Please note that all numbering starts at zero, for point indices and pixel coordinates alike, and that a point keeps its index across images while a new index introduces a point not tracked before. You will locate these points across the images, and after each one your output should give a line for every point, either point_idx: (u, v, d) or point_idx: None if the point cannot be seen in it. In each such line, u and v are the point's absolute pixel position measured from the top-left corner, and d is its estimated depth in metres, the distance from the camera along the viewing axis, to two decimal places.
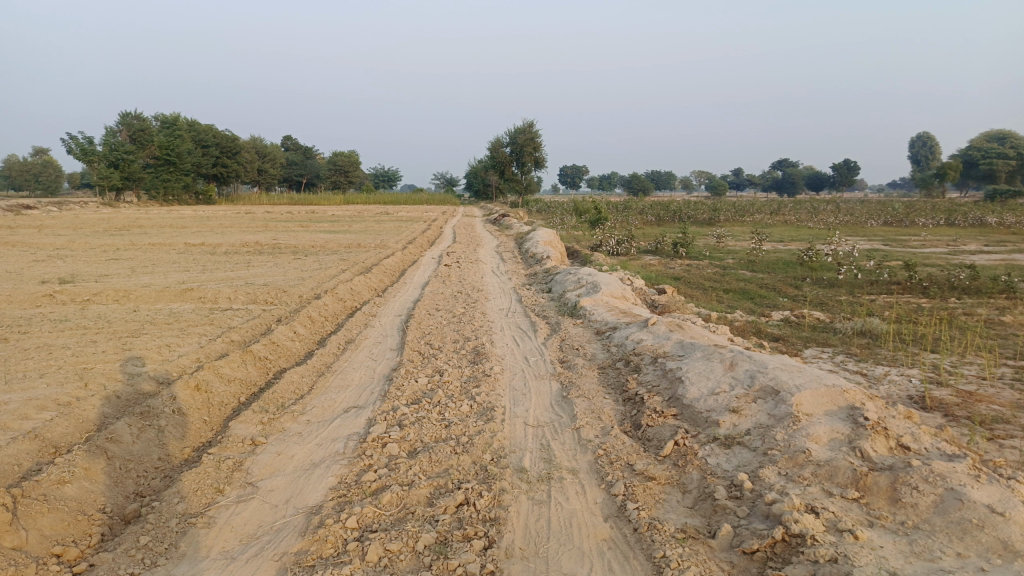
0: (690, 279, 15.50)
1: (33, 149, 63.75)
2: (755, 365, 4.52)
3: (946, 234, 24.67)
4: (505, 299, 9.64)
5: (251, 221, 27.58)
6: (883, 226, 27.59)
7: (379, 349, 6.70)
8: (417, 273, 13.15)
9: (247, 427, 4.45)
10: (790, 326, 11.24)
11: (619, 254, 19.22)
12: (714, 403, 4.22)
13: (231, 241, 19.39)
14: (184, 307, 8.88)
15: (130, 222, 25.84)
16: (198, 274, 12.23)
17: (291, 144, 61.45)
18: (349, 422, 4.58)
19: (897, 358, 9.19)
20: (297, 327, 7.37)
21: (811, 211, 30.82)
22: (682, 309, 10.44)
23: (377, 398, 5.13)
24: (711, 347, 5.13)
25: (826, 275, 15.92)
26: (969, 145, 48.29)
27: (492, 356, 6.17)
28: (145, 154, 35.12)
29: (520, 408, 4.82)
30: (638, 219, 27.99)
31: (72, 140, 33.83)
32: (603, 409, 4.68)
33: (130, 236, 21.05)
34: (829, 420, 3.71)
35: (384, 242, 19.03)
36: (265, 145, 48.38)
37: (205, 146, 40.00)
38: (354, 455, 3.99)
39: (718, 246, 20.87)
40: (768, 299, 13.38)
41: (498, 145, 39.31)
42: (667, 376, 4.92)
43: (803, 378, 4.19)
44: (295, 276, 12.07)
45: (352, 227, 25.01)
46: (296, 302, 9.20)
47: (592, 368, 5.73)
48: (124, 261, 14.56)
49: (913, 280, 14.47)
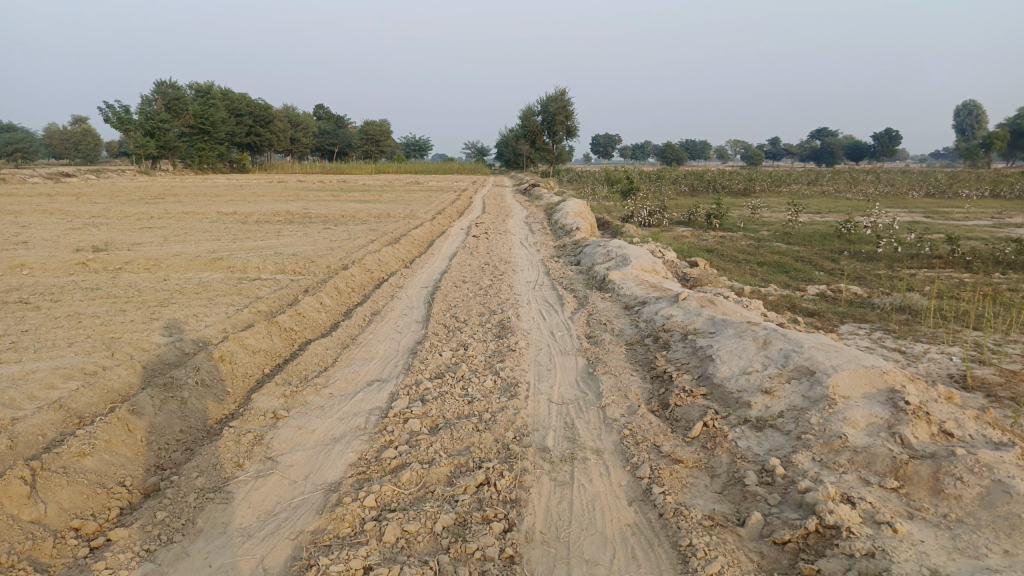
0: (724, 251, 15.18)
1: (73, 118, 64.86)
2: (789, 344, 4.35)
3: (991, 206, 23.84)
4: (533, 272, 9.52)
5: (283, 190, 27.72)
6: (925, 198, 26.76)
7: (404, 321, 6.65)
8: (445, 244, 13.07)
9: (270, 399, 4.43)
10: (825, 301, 10.93)
11: (651, 225, 18.93)
12: (746, 383, 4.07)
13: (262, 211, 19.50)
14: (213, 276, 8.91)
15: (165, 190, 26.09)
16: (229, 243, 12.28)
17: (323, 113, 61.51)
18: (372, 396, 4.52)
19: (938, 335, 8.89)
20: (323, 298, 7.34)
21: (849, 182, 30.00)
22: (714, 282, 10.21)
23: (401, 371, 5.07)
24: (744, 325, 4.96)
25: (864, 248, 15.49)
26: (1017, 114, 46.55)
27: (518, 330, 6.07)
28: (180, 123, 35.41)
29: (544, 385, 4.73)
30: (671, 190, 27.51)
31: (109, 109, 34.23)
32: (630, 386, 4.56)
33: (164, 204, 21.27)
34: (867, 404, 3.55)
35: (413, 212, 18.96)
36: (298, 114, 48.45)
37: (238, 115, 40.19)
38: (375, 430, 3.93)
39: (753, 218, 20.42)
40: (804, 272, 13.05)
41: (530, 114, 38.82)
42: (697, 354, 4.77)
43: (840, 359, 4.02)
44: (324, 246, 12.06)
45: (382, 197, 24.99)
46: (323, 272, 9.17)
47: (620, 344, 5.60)
48: (158, 230, 14.71)
49: (956, 254, 14.00)
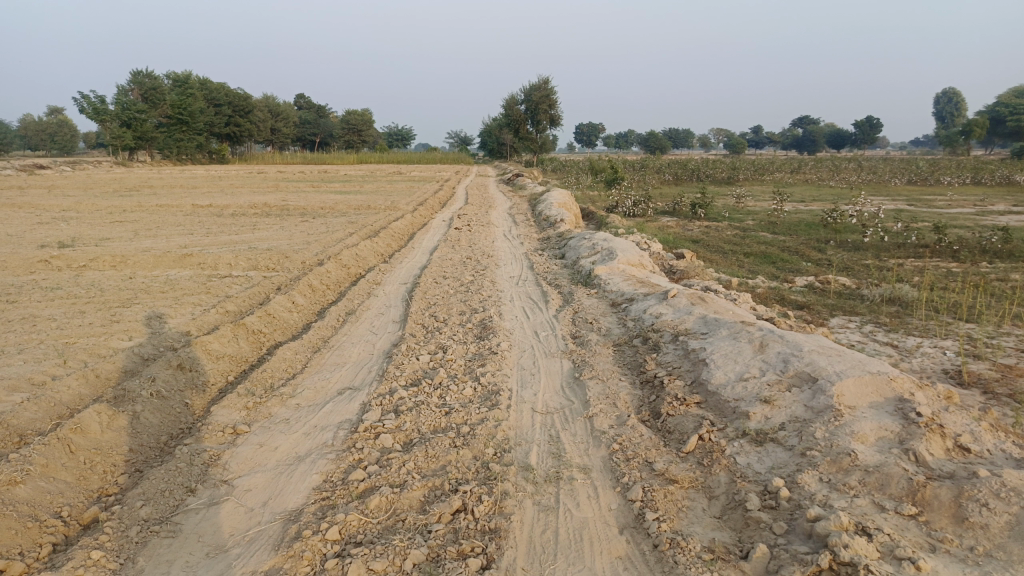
0: (709, 242, 14.92)
1: (51, 109, 63.70)
2: (788, 348, 4.09)
3: (974, 193, 23.81)
4: (516, 266, 9.21)
5: (263, 182, 27.20)
6: (908, 186, 26.69)
7: (381, 322, 6.32)
8: (426, 236, 12.74)
9: (231, 412, 4.10)
10: (814, 293, 10.70)
11: (635, 215, 18.69)
12: (743, 391, 3.79)
13: (239, 203, 18.99)
14: (182, 274, 8.52)
15: (142, 182, 25.51)
16: (202, 238, 11.87)
17: (305, 102, 60.66)
18: (341, 407, 4.20)
19: (931, 327, 8.69)
20: (296, 297, 6.99)
21: (832, 170, 29.92)
22: (702, 275, 9.94)
23: (374, 378, 4.75)
24: (739, 325, 4.69)
25: (851, 237, 15.32)
26: (997, 103, 46.77)
27: (499, 331, 5.76)
28: (158, 113, 34.67)
29: (527, 392, 4.43)
30: (656, 179, 27.26)
31: (84, 98, 33.54)
32: (619, 393, 4.27)
33: (138, 197, 20.72)
34: (875, 415, 3.29)
35: (394, 204, 18.54)
36: (279, 104, 47.75)
37: (217, 105, 39.41)
38: (343, 447, 3.62)
39: (738, 207, 20.20)
40: (791, 263, 12.85)
41: (513, 103, 38.41)
42: (689, 358, 4.48)
43: (843, 364, 3.75)
44: (300, 240, 11.65)
45: (363, 188, 24.56)
46: (298, 268, 8.81)
47: (607, 345, 5.31)
48: (129, 224, 14.21)
49: (943, 243, 13.85)
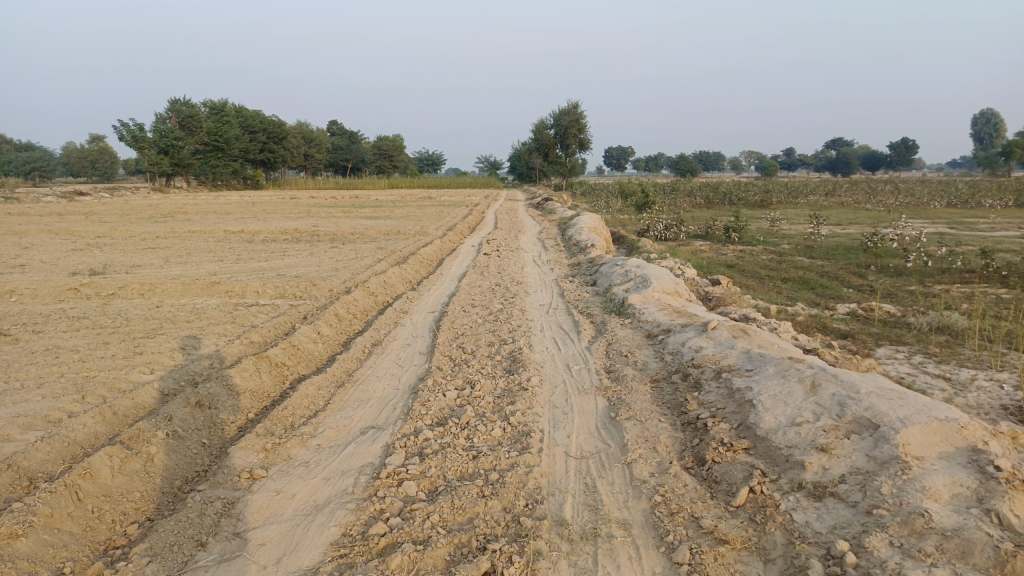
0: (744, 267, 14.54)
1: (93, 137, 65.68)
2: (843, 389, 3.77)
3: (1018, 216, 23.04)
4: (547, 294, 8.97)
5: (295, 207, 27.42)
6: (948, 208, 25.97)
7: (407, 354, 6.11)
8: (455, 262, 12.58)
9: (249, 454, 3.91)
10: (857, 321, 10.27)
11: (667, 239, 18.38)
12: (796, 437, 3.49)
13: (270, 229, 19.09)
14: (209, 302, 8.43)
15: (176, 208, 25.87)
16: (231, 265, 11.85)
17: (337, 129, 61.46)
18: (364, 448, 3.98)
19: (984, 359, 8.24)
20: (321, 327, 6.82)
21: (869, 192, 29.26)
22: (739, 302, 9.60)
23: (399, 416, 4.52)
24: (786, 362, 4.39)
25: (892, 262, 14.83)
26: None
27: (530, 365, 5.50)
28: (194, 141, 35.32)
29: (560, 433, 4.17)
30: (687, 202, 26.90)
31: (123, 126, 34.33)
32: (659, 436, 3.99)
33: (172, 223, 20.96)
34: (947, 468, 2.98)
35: (424, 229, 18.49)
36: (312, 130, 48.49)
37: (252, 132, 39.97)
38: (364, 496, 3.39)
39: (772, 231, 19.77)
40: (831, 289, 12.43)
41: (543, 128, 38.46)
42: (734, 398, 4.19)
43: (907, 409, 3.43)
44: (329, 266, 11.56)
45: (393, 212, 24.60)
46: (325, 296, 8.68)
47: (644, 381, 5.03)
48: (161, 251, 14.30)
49: (991, 268, 13.30)
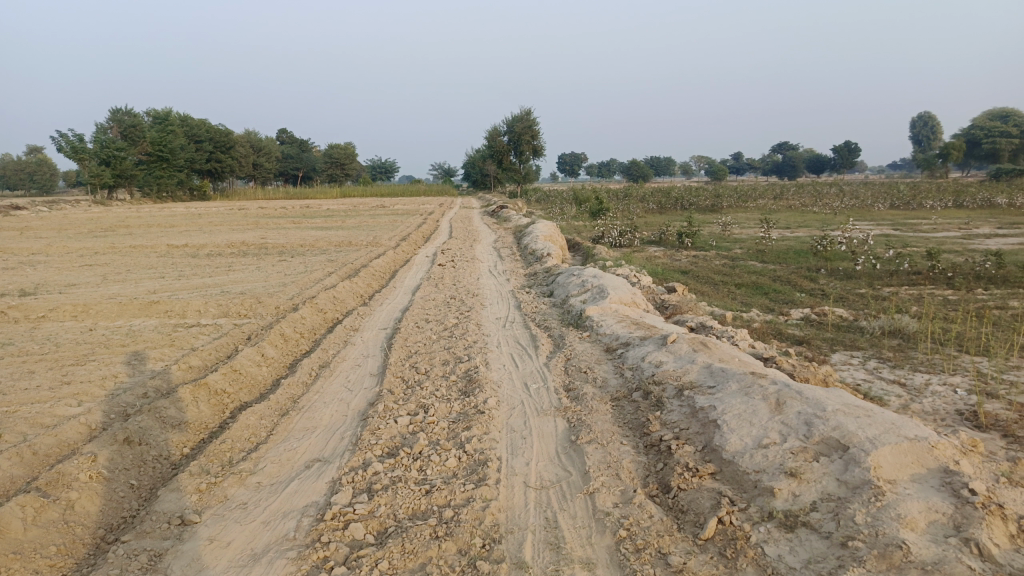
0: (699, 273, 14.57)
1: (30, 148, 63.38)
2: (809, 407, 3.65)
3: (958, 216, 23.73)
4: (503, 306, 8.76)
5: (244, 218, 26.74)
6: (891, 210, 26.63)
7: (357, 376, 5.83)
8: (408, 275, 12.29)
9: (181, 497, 3.61)
10: (811, 327, 10.32)
11: (622, 246, 18.38)
12: (764, 461, 3.34)
13: (217, 242, 18.49)
14: (147, 324, 8.00)
15: (118, 221, 24.98)
16: (173, 282, 11.36)
17: (286, 138, 60.36)
18: (308, 485, 3.73)
19: (937, 363, 8.32)
20: (266, 349, 6.49)
21: (815, 194, 29.86)
22: (695, 310, 9.54)
23: (347, 447, 4.26)
24: (750, 378, 4.26)
25: (842, 265, 15.04)
26: (972, 127, 47.53)
27: (486, 384, 5.28)
28: (137, 151, 34.22)
29: (518, 460, 3.96)
30: (640, 208, 27.04)
31: (62, 137, 33.10)
32: (622, 461, 3.81)
33: (112, 238, 20.14)
34: (920, 493, 2.86)
35: (377, 239, 18.15)
36: (261, 140, 47.54)
37: (198, 142, 38.93)
38: (306, 542, 3.13)
39: (724, 235, 19.94)
40: (784, 294, 12.50)
41: (495, 135, 38.35)
42: (697, 417, 4.04)
43: (875, 428, 3.32)
44: (277, 281, 11.17)
45: (345, 223, 24.13)
46: (271, 314, 8.32)
47: (604, 399, 4.85)
48: (99, 268, 13.68)
49: (937, 270, 13.57)
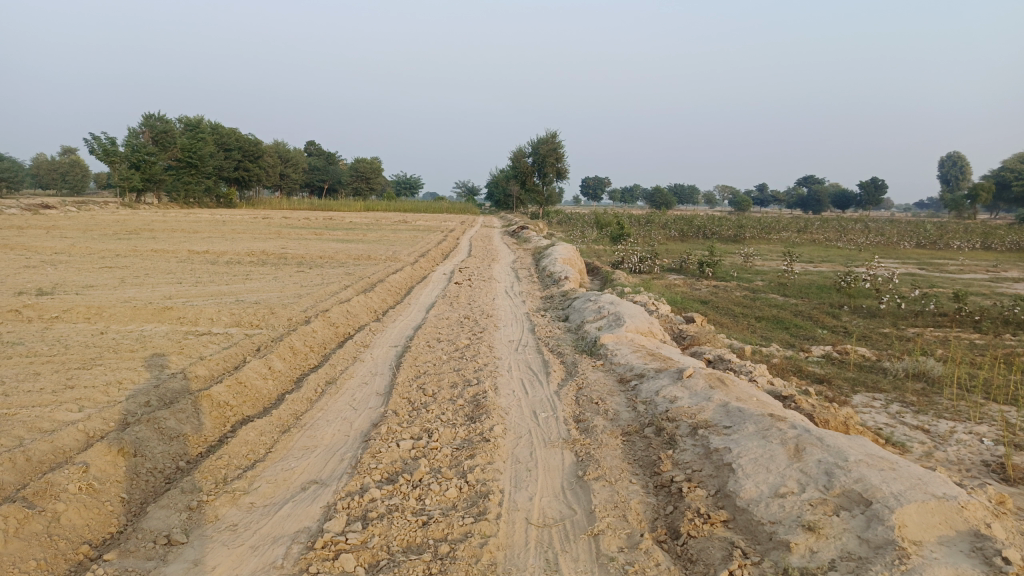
0: (718, 303, 14.33)
1: (63, 149, 64.66)
2: (830, 456, 3.46)
3: (986, 258, 23.28)
4: (517, 329, 8.61)
5: (266, 227, 26.91)
6: (917, 249, 26.22)
7: (363, 394, 5.70)
8: (424, 291, 12.20)
9: (171, 515, 3.48)
10: (832, 365, 10.05)
11: (641, 272, 18.20)
12: (780, 511, 3.15)
13: (237, 249, 18.55)
14: (157, 330, 7.95)
15: (143, 225, 25.25)
16: (189, 288, 11.34)
17: (314, 150, 60.94)
18: (302, 509, 3.59)
19: (962, 409, 8.04)
20: (273, 361, 6.39)
21: (840, 229, 29.47)
22: (713, 342, 9.34)
23: (346, 470, 4.12)
24: (768, 420, 4.07)
25: (866, 303, 14.75)
26: (1002, 168, 46.98)
27: (493, 411, 5.11)
28: (167, 156, 34.68)
29: (522, 494, 3.80)
30: (661, 235, 26.84)
31: (94, 139, 33.66)
32: (630, 502, 3.64)
33: (135, 241, 20.29)
34: (948, 558, 2.67)
35: (396, 254, 18.10)
36: (288, 150, 48.04)
37: (227, 150, 39.34)
38: (294, 572, 2.99)
39: (746, 266, 19.70)
40: (805, 330, 12.25)
41: (520, 155, 38.44)
42: (711, 458, 3.86)
43: (901, 482, 3.12)
44: (291, 292, 11.12)
45: (366, 236, 24.18)
46: (283, 326, 8.24)
47: (615, 433, 4.68)
48: (118, 270, 13.73)
49: (964, 312, 13.22)
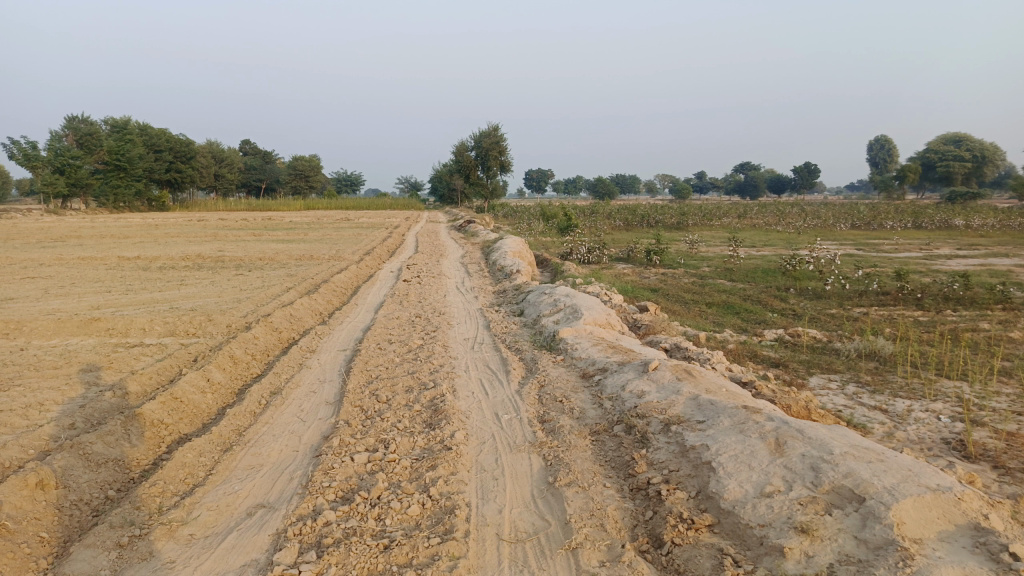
0: (669, 291, 14.30)
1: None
2: (814, 450, 3.29)
3: (918, 237, 24.00)
4: (471, 326, 8.31)
5: (202, 230, 25.91)
6: (853, 230, 26.88)
7: (312, 404, 5.33)
8: (371, 291, 11.80)
9: (97, 555, 3.08)
10: (786, 348, 10.06)
11: (590, 262, 18.10)
12: (769, 513, 2.96)
13: (171, 254, 17.73)
14: (84, 344, 7.38)
15: (70, 232, 24.00)
16: (118, 296, 10.68)
17: (249, 149, 59.19)
18: (248, 540, 3.24)
19: (916, 387, 8.09)
20: (212, 373, 5.96)
21: (778, 213, 30.00)
22: (668, 330, 9.21)
23: (296, 491, 3.78)
24: (743, 412, 3.89)
25: (811, 285, 14.92)
26: (927, 150, 48.80)
27: (453, 416, 4.82)
28: (93, 160, 33.14)
29: (490, 507, 3.53)
30: (607, 225, 26.88)
31: (13, 144, 31.95)
32: (607, 508, 3.41)
33: (61, 249, 19.20)
34: (953, 555, 2.50)
35: (339, 253, 17.57)
36: (223, 150, 46.55)
37: (158, 151, 37.83)
38: None
39: (692, 253, 19.81)
40: (756, 314, 12.28)
41: (463, 149, 38.03)
42: (687, 457, 3.66)
43: (892, 475, 2.96)
44: (230, 297, 10.58)
45: (308, 235, 23.50)
46: (222, 334, 7.76)
47: (583, 433, 4.44)
48: (41, 280, 12.90)
49: (906, 291, 13.48)
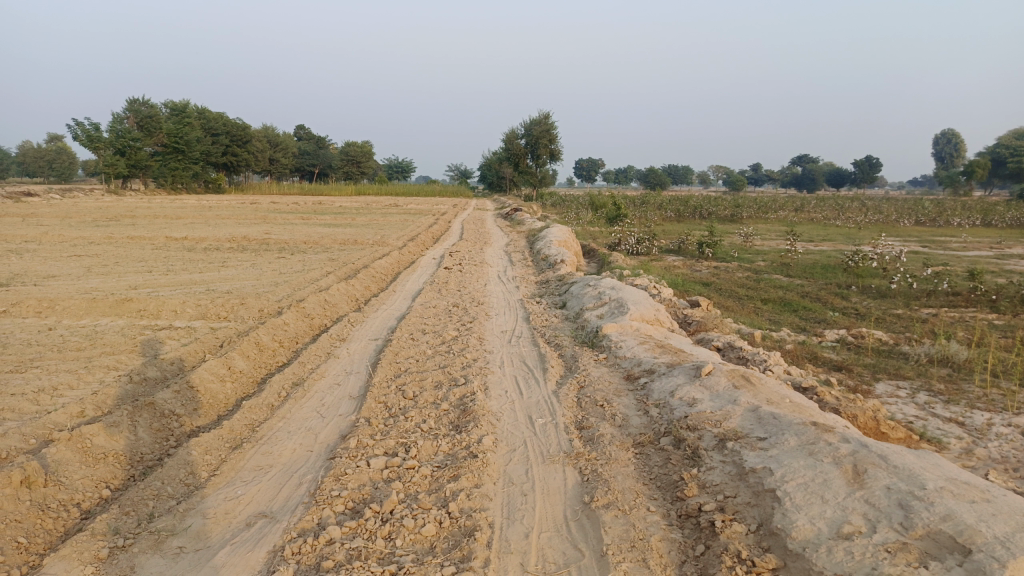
0: (721, 286, 13.59)
1: (50, 137, 63.52)
2: (903, 482, 2.75)
3: (989, 235, 22.67)
4: (511, 318, 7.88)
5: (252, 212, 26.00)
6: (917, 226, 25.58)
7: (333, 398, 4.98)
8: (411, 277, 11.47)
9: (71, 570, 2.75)
10: (848, 351, 9.35)
11: (638, 254, 17.48)
12: (848, 560, 2.45)
13: (218, 235, 17.71)
14: (113, 325, 7.19)
15: (127, 211, 24.34)
16: (157, 277, 10.58)
17: (303, 133, 59.83)
18: (241, 558, 2.87)
19: (996, 396, 7.35)
20: (235, 360, 5.65)
21: (837, 207, 28.70)
22: (721, 327, 8.62)
23: (302, 499, 3.40)
24: (812, 430, 3.36)
25: (874, 282, 14.06)
26: (998, 144, 46.41)
27: (483, 418, 4.40)
28: (153, 142, 33.67)
29: (515, 529, 3.09)
30: (658, 216, 26.10)
31: (77, 126, 32.71)
32: (651, 538, 2.94)
33: (113, 228, 19.39)
34: None
35: (383, 239, 17.30)
36: (278, 135, 47.02)
37: (214, 134, 38.30)
38: None
39: (746, 246, 18.98)
40: (815, 312, 11.55)
41: (513, 137, 37.52)
42: (747, 480, 3.15)
43: (1003, 522, 2.43)
44: (268, 280, 10.36)
45: (355, 220, 23.39)
46: (253, 318, 7.50)
47: (625, 443, 3.97)
48: (87, 258, 12.94)
49: (979, 292, 12.52)
